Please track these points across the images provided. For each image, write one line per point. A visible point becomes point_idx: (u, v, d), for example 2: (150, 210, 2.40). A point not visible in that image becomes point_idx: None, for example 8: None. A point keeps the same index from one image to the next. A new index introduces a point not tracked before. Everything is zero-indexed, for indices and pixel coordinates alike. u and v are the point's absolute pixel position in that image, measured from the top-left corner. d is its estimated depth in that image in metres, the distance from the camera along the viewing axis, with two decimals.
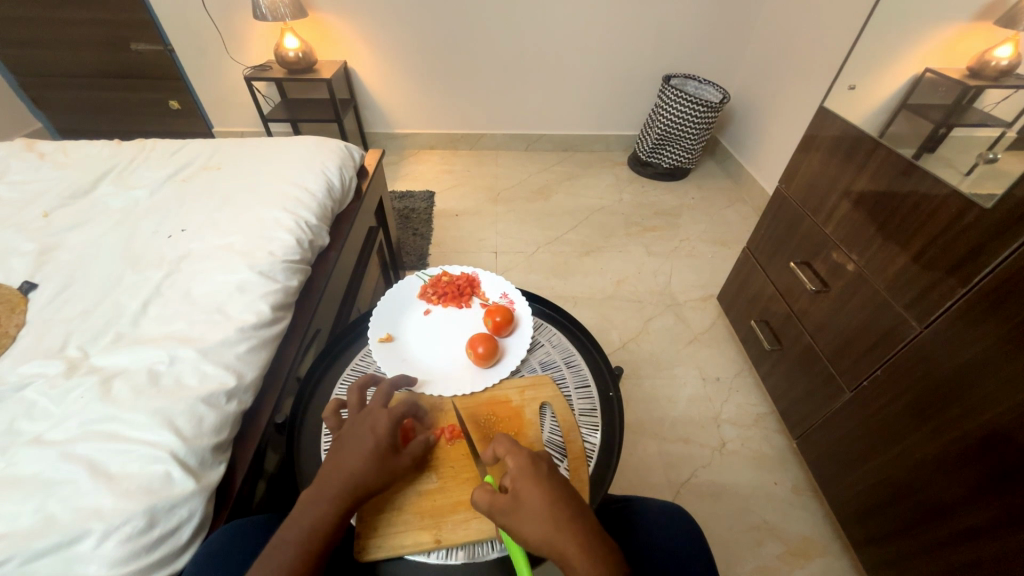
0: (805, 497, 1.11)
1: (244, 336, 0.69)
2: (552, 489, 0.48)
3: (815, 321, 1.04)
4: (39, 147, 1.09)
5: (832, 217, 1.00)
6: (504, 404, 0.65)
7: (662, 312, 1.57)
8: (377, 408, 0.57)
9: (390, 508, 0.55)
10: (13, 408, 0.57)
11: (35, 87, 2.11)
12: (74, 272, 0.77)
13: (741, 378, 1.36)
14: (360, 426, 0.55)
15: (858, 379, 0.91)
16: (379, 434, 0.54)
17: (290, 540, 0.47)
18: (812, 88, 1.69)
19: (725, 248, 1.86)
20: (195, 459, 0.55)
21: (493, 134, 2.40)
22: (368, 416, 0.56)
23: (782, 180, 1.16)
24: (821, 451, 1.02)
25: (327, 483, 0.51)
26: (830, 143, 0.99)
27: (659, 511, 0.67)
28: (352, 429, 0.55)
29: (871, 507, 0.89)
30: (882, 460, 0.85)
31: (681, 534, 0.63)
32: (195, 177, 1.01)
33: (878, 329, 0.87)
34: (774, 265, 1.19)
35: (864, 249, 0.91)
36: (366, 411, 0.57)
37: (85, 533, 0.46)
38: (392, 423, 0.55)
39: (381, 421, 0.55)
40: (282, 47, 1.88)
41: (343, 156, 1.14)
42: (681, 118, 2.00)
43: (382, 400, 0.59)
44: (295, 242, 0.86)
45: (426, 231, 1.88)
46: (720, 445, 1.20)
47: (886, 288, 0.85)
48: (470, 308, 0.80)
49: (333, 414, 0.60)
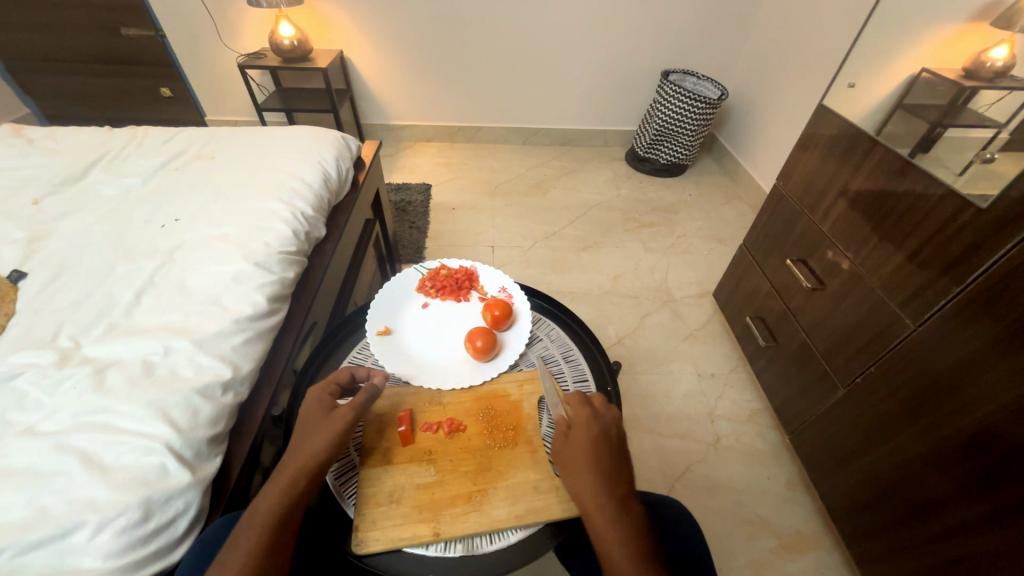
0: (798, 492, 1.12)
1: (239, 328, 0.68)
2: (589, 450, 0.54)
3: (811, 318, 1.05)
4: (28, 133, 1.06)
5: (829, 215, 1.00)
6: (501, 399, 0.64)
7: (658, 307, 1.58)
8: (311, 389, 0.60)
9: (387, 501, 0.53)
10: (4, 398, 0.56)
11: (23, 72, 2.06)
12: (66, 261, 0.75)
13: (736, 374, 1.37)
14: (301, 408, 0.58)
15: (852, 376, 0.92)
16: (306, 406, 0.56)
17: (249, 522, 0.46)
18: (810, 86, 1.69)
19: (722, 245, 1.87)
20: (191, 451, 0.55)
21: (491, 128, 2.38)
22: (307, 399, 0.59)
23: (780, 178, 1.16)
24: (814, 446, 1.03)
25: (281, 473, 0.51)
26: (827, 142, 1.00)
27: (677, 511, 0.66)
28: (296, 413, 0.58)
29: (864, 503, 0.90)
30: (874, 456, 0.86)
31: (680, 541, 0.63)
32: (189, 166, 0.99)
33: (873, 326, 0.87)
34: (771, 262, 1.20)
35: (859, 247, 0.92)
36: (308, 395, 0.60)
37: (78, 525, 0.46)
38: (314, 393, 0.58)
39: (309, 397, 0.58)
40: (278, 35, 1.84)
41: (340, 147, 1.13)
42: (679, 114, 2.00)
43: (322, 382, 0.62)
44: (292, 233, 0.85)
45: (423, 224, 1.87)
46: (714, 440, 1.22)
47: (881, 287, 0.86)
48: (469, 302, 0.80)
49: None
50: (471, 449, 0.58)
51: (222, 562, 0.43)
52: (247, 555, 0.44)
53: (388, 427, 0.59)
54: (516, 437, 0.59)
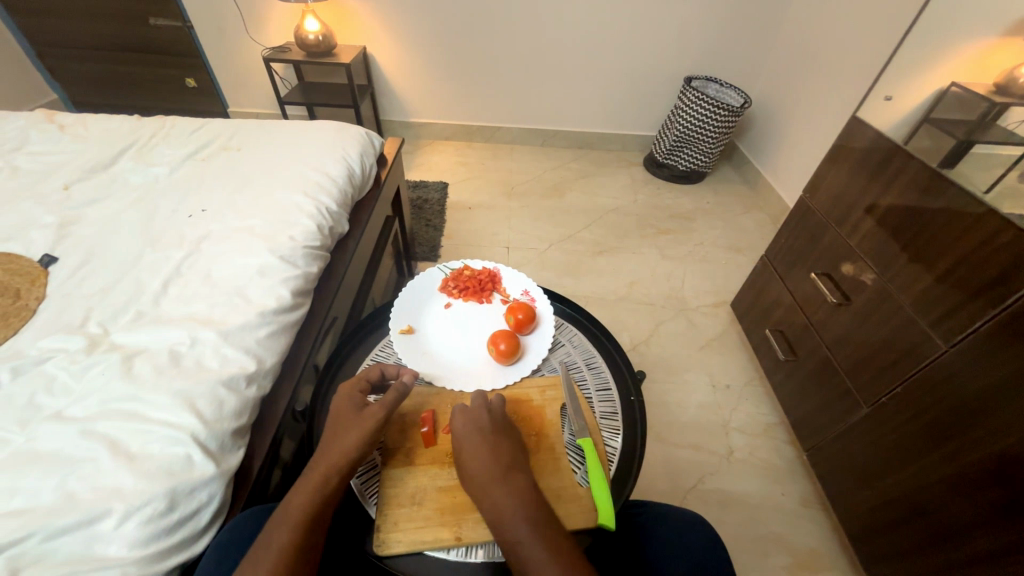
0: (812, 510, 1.10)
1: (264, 321, 0.68)
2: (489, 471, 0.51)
3: (834, 334, 1.03)
4: (59, 119, 1.08)
5: (857, 230, 0.98)
6: (525, 403, 0.63)
7: (673, 316, 1.56)
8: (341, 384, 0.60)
9: (409, 502, 0.53)
10: (33, 381, 0.56)
11: (54, 59, 2.10)
12: (94, 247, 0.76)
13: (751, 387, 1.35)
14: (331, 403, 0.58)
15: (877, 396, 0.90)
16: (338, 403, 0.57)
17: (282, 518, 0.46)
18: (837, 96, 1.66)
19: (739, 254, 1.85)
20: (215, 443, 0.55)
21: (510, 128, 2.38)
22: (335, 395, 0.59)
23: (807, 190, 1.14)
24: (832, 465, 1.01)
25: (312, 470, 0.51)
26: (859, 156, 0.98)
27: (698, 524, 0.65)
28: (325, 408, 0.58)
29: (883, 525, 0.88)
30: (896, 477, 0.84)
31: (701, 553, 0.61)
32: (215, 157, 1.00)
33: (901, 345, 0.85)
34: (794, 275, 1.18)
35: (889, 264, 0.90)
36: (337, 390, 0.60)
37: (105, 513, 0.46)
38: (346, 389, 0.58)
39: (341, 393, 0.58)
40: (302, 30, 1.85)
41: (364, 143, 1.13)
42: (700, 121, 1.98)
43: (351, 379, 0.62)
44: (316, 228, 0.86)
45: (439, 222, 1.87)
46: (728, 453, 1.20)
47: (912, 306, 0.84)
48: (491, 304, 0.79)
49: None
50: None
51: (256, 556, 0.44)
52: (279, 551, 0.44)
53: (411, 427, 0.59)
54: (539, 443, 0.59)
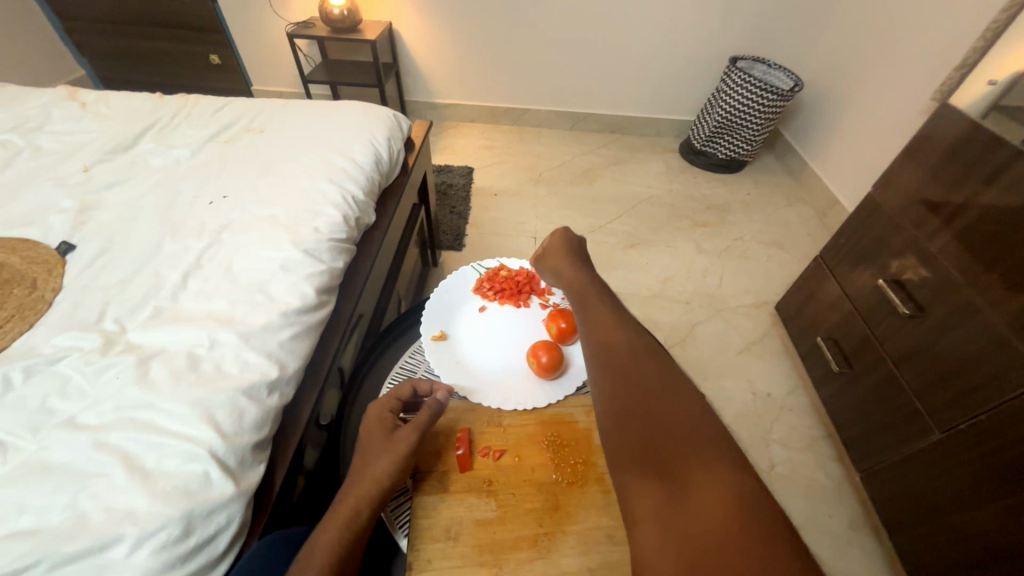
0: (861, 533, 1.02)
1: (287, 322, 0.63)
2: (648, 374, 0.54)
3: (902, 348, 0.93)
4: (82, 97, 1.04)
5: (939, 235, 0.87)
6: (569, 426, 0.57)
7: (710, 316, 1.47)
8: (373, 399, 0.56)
9: (444, 537, 0.47)
10: (47, 383, 0.53)
11: (80, 33, 2.08)
12: (113, 234, 0.72)
13: (794, 396, 1.27)
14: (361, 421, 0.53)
15: (954, 422, 0.80)
16: (370, 422, 0.52)
17: (310, 555, 0.41)
18: (903, 81, 1.51)
19: (782, 251, 1.73)
20: (234, 459, 0.50)
21: (538, 111, 2.28)
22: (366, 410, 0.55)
23: (876, 185, 1.03)
24: (890, 490, 0.93)
25: (341, 502, 0.46)
26: (947, 150, 0.87)
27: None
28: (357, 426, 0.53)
29: (951, 562, 0.80)
30: (973, 514, 0.76)
31: None
32: (238, 139, 0.95)
33: (990, 368, 0.75)
34: (854, 279, 1.07)
35: (979, 276, 0.79)
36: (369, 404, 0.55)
37: (116, 539, 0.42)
38: (378, 407, 0.53)
39: (373, 411, 0.53)
40: (327, 4, 1.77)
41: (391, 125, 1.06)
42: (746, 105, 1.84)
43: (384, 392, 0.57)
44: (342, 219, 0.80)
45: (464, 209, 1.80)
46: (768, 467, 1.12)
47: (1007, 324, 0.74)
48: (529, 309, 0.73)
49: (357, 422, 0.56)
50: (536, 483, 0.51)
51: None
52: None
53: (445, 448, 0.54)
54: (587, 473, 0.52)
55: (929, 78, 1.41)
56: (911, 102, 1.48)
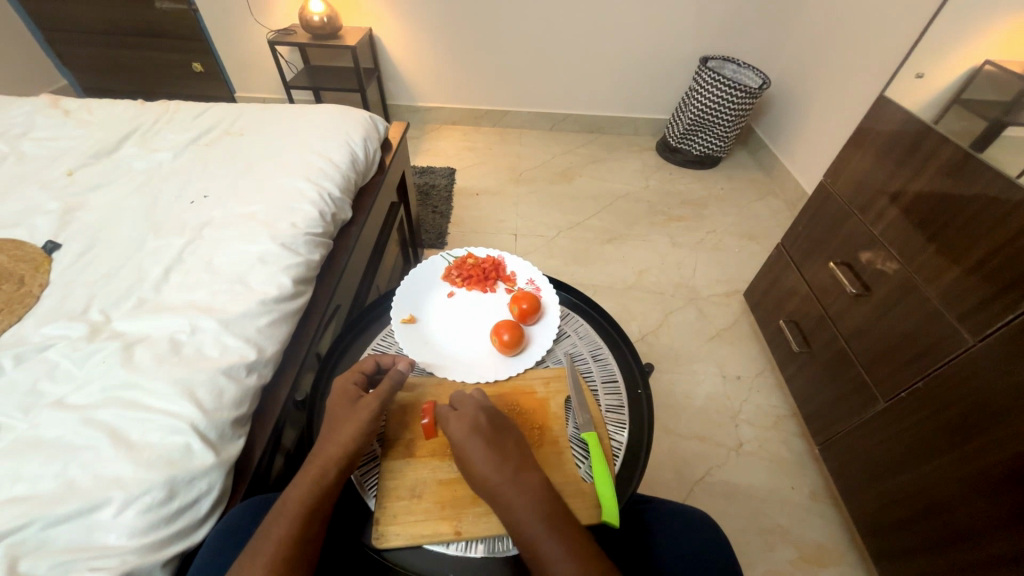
0: (822, 503, 1.08)
1: (265, 310, 0.67)
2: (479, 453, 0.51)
3: (851, 325, 0.99)
4: (64, 104, 1.07)
5: (880, 218, 0.94)
6: (527, 396, 0.61)
7: (683, 305, 1.53)
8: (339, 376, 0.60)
9: (408, 495, 0.52)
10: (37, 368, 0.56)
11: (62, 43, 2.09)
12: (98, 233, 0.76)
13: (762, 378, 1.32)
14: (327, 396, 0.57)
15: (895, 391, 0.86)
16: (335, 395, 0.56)
17: (280, 515, 0.46)
18: (861, 78, 1.59)
19: (753, 242, 1.80)
20: (215, 433, 0.54)
21: (518, 112, 2.33)
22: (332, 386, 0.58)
23: (827, 175, 1.09)
24: (844, 460, 0.99)
25: (310, 463, 0.50)
26: (884, 140, 0.93)
27: (697, 528, 0.63)
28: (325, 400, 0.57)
29: (895, 520, 0.86)
30: (913, 475, 0.82)
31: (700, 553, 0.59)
32: (218, 142, 0.99)
33: (923, 339, 0.82)
34: (810, 263, 1.14)
35: (912, 255, 0.86)
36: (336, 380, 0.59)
37: (105, 502, 0.46)
38: (344, 381, 0.57)
39: (338, 385, 0.57)
40: (308, 11, 1.81)
41: (368, 127, 1.10)
42: (716, 104, 1.91)
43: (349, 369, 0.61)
44: (318, 215, 0.84)
45: (446, 208, 1.85)
46: (737, 445, 1.18)
47: (938, 297, 0.80)
48: (495, 293, 0.77)
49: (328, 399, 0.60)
50: None
51: (254, 550, 0.44)
52: (275, 546, 0.44)
53: (412, 417, 0.58)
54: (541, 437, 0.57)
55: (884, 74, 1.49)
56: (869, 98, 1.55)
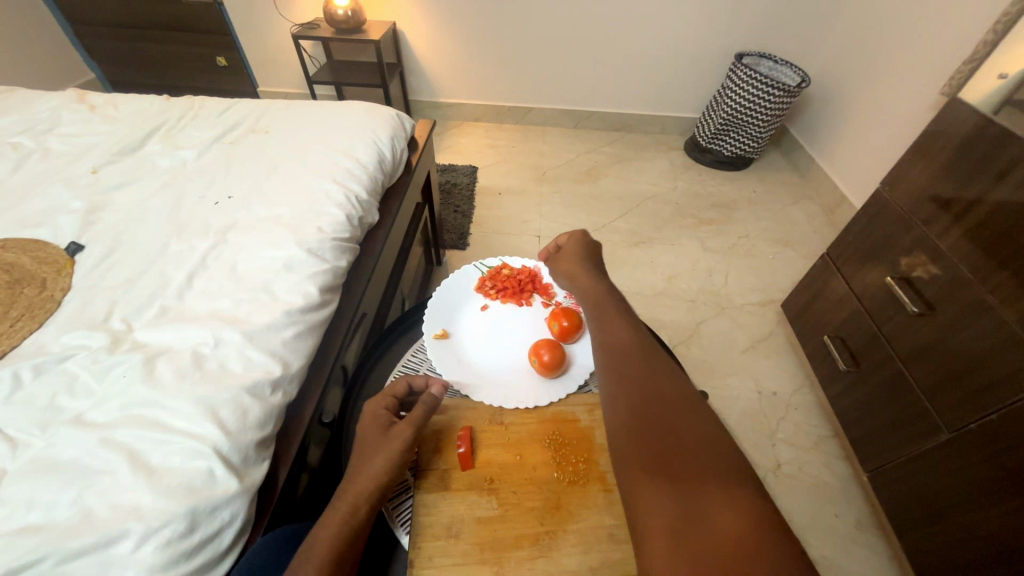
0: (868, 533, 1.01)
1: (291, 321, 0.63)
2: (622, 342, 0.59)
3: (910, 346, 0.92)
4: (90, 99, 1.05)
5: (949, 230, 0.86)
6: (570, 424, 0.56)
7: (715, 314, 1.46)
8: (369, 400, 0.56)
9: (445, 535, 0.47)
10: (56, 381, 0.54)
11: (89, 37, 2.10)
12: (120, 235, 0.73)
13: (801, 395, 1.25)
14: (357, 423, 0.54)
15: (963, 421, 0.79)
16: (365, 422, 0.53)
17: (306, 558, 0.41)
18: (914, 76, 1.49)
19: (788, 249, 1.71)
20: (238, 456, 0.51)
21: (542, 110, 2.27)
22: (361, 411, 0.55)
23: (884, 182, 1.01)
24: (897, 491, 0.92)
25: (339, 498, 0.47)
26: (957, 145, 0.85)
27: None
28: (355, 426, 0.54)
29: (961, 562, 0.79)
30: (982, 514, 0.75)
31: None
32: (242, 140, 0.95)
33: (998, 367, 0.74)
34: (862, 276, 1.06)
35: (987, 273, 0.78)
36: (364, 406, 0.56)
37: (122, 534, 0.43)
38: (373, 407, 0.54)
39: (367, 411, 0.54)
40: (332, 4, 1.78)
41: (395, 125, 1.06)
42: (751, 103, 1.82)
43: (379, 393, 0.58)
44: (346, 218, 0.80)
45: (468, 208, 1.80)
46: (774, 466, 1.12)
47: (1017, 321, 0.72)
48: (531, 307, 0.73)
49: None
50: (538, 480, 0.51)
51: None
52: None
53: (447, 446, 0.54)
54: (588, 471, 0.52)
55: (940, 73, 1.39)
56: (921, 98, 1.45)
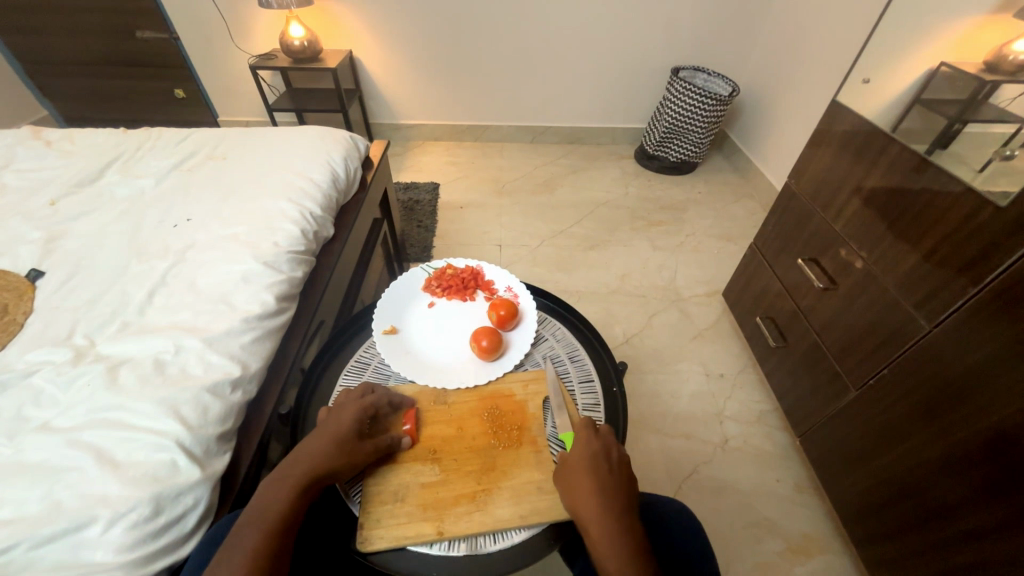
0: (807, 494, 1.11)
1: (249, 327, 0.69)
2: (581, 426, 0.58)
3: (822, 318, 1.03)
4: (46, 135, 1.08)
5: (842, 213, 0.98)
6: (506, 399, 0.65)
7: (666, 306, 1.57)
8: (350, 400, 0.59)
9: (391, 499, 0.55)
10: (22, 394, 0.57)
11: (42, 74, 2.11)
12: (81, 260, 0.77)
13: (744, 374, 1.36)
14: (329, 417, 0.58)
15: (865, 378, 0.90)
16: (343, 422, 0.56)
17: (249, 527, 0.47)
18: (824, 83, 1.66)
19: (731, 243, 1.85)
20: (200, 448, 0.55)
21: (499, 127, 2.39)
22: (337, 408, 0.59)
23: (791, 175, 1.14)
24: (824, 450, 1.01)
25: (288, 471, 0.52)
26: (841, 139, 0.98)
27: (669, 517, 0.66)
28: (326, 417, 0.58)
29: (874, 506, 0.89)
30: (885, 460, 0.85)
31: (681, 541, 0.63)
32: (200, 167, 1.01)
33: (887, 327, 0.85)
34: (781, 261, 1.18)
35: (873, 247, 0.90)
36: (340, 402, 0.59)
37: (91, 520, 0.47)
38: (356, 413, 0.57)
39: (347, 412, 0.57)
40: (288, 36, 1.85)
41: (348, 146, 1.13)
42: (687, 112, 1.98)
43: (358, 393, 0.61)
44: (300, 233, 0.86)
45: (430, 223, 1.88)
46: (722, 441, 1.20)
47: (896, 287, 0.84)
48: (474, 301, 0.80)
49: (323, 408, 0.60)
50: (476, 448, 0.59)
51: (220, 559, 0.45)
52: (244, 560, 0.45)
53: (393, 424, 0.61)
54: (520, 437, 0.60)
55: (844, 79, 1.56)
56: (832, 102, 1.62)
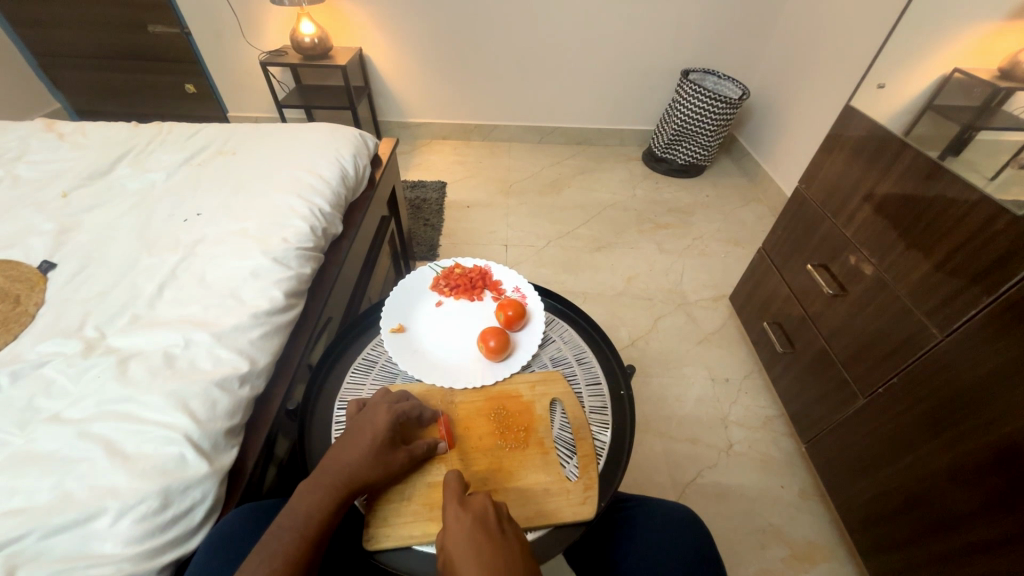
0: (811, 501, 1.10)
1: (257, 322, 0.69)
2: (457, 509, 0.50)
3: (830, 324, 1.02)
4: (58, 128, 1.09)
5: (853, 220, 0.97)
6: (513, 399, 0.65)
7: (672, 310, 1.56)
8: (382, 405, 0.60)
9: (401, 499, 0.56)
10: (33, 384, 0.58)
11: (55, 67, 2.13)
12: (92, 253, 0.77)
13: (750, 380, 1.35)
14: (363, 421, 0.58)
15: (873, 386, 0.89)
16: (377, 427, 0.57)
17: (284, 530, 0.48)
18: (835, 87, 1.65)
19: (738, 247, 1.84)
20: (208, 442, 0.56)
21: (507, 127, 2.38)
22: (370, 413, 0.59)
23: (802, 180, 1.13)
24: (830, 457, 1.01)
25: (322, 476, 0.53)
26: (854, 144, 0.97)
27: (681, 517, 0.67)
28: (359, 422, 0.58)
29: (881, 516, 0.88)
30: (893, 469, 0.84)
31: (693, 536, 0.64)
32: (211, 161, 1.01)
33: (897, 335, 0.85)
34: (790, 266, 1.17)
35: (885, 254, 0.89)
36: (372, 407, 0.60)
37: (100, 511, 0.47)
38: (389, 420, 0.57)
39: (380, 417, 0.58)
40: (298, 33, 1.86)
41: (357, 144, 1.13)
42: (696, 115, 1.97)
43: (390, 398, 0.61)
44: (309, 229, 0.86)
45: (437, 221, 1.88)
46: (727, 446, 1.20)
47: (907, 295, 0.83)
48: (481, 301, 0.80)
49: (356, 411, 0.61)
50: (483, 449, 0.60)
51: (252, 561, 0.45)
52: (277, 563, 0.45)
53: (428, 430, 0.62)
54: (527, 438, 0.61)
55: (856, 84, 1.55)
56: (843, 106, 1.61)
